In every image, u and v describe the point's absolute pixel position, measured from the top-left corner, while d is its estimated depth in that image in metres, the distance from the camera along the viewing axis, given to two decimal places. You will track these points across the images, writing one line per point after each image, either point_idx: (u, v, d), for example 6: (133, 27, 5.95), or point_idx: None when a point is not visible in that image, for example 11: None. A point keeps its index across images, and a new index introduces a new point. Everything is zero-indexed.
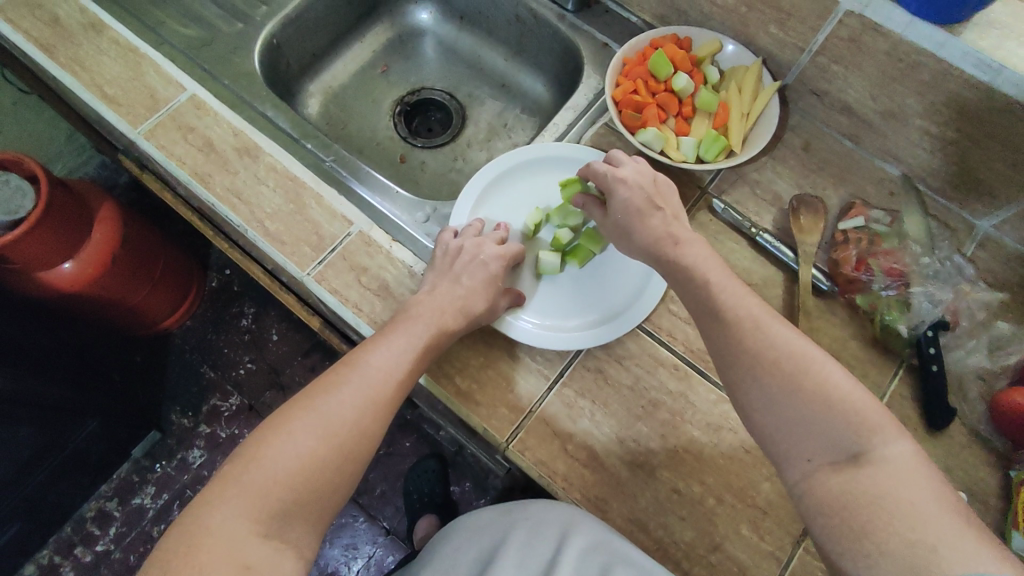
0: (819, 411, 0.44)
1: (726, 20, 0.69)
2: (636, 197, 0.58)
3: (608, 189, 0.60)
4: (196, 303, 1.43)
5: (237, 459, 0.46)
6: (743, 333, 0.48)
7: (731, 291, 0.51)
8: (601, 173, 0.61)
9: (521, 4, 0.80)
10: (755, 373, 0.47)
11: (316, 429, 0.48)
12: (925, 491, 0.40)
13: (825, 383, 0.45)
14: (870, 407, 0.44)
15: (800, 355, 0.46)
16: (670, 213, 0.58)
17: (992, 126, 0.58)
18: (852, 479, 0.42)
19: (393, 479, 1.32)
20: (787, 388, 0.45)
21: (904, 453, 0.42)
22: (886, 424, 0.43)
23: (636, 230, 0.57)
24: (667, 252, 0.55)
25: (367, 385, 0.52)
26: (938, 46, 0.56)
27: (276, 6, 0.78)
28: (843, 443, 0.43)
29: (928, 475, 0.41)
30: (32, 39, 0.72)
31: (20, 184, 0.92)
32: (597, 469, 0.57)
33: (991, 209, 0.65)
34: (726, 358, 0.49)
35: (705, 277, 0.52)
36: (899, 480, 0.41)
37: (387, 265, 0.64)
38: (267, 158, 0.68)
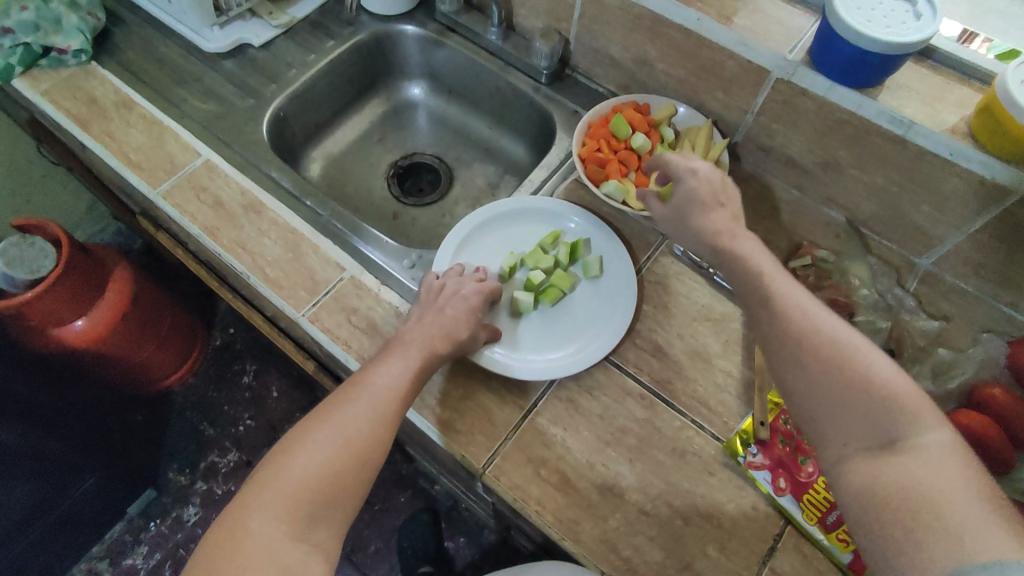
0: (857, 396, 0.48)
1: (679, 88, 0.79)
2: (701, 190, 0.63)
3: (678, 180, 0.65)
4: (200, 361, 1.48)
5: (266, 468, 0.49)
6: (791, 318, 0.52)
7: (783, 280, 0.56)
8: (671, 164, 0.66)
9: (502, 79, 0.91)
10: (801, 354, 0.51)
11: (336, 439, 0.51)
12: (958, 479, 0.43)
13: (866, 370, 0.48)
14: (912, 396, 0.47)
15: (846, 343, 0.50)
16: (729, 209, 0.63)
17: (914, 172, 0.65)
18: (885, 464, 0.45)
19: (387, 535, 1.31)
20: (831, 369, 0.49)
21: (939, 441, 0.45)
22: (925, 414, 0.47)
23: (697, 221, 0.63)
24: (723, 244, 0.60)
25: (377, 399, 0.54)
26: (856, 106, 0.64)
27: (284, 84, 0.88)
28: (880, 430, 0.47)
29: (964, 464, 0.44)
30: (69, 114, 0.81)
31: (45, 246, 1.01)
32: (569, 492, 0.61)
33: (928, 248, 0.71)
34: (774, 345, 0.53)
35: (761, 270, 0.57)
36: (929, 467, 0.44)
37: (375, 306, 0.70)
38: (270, 214, 0.76)
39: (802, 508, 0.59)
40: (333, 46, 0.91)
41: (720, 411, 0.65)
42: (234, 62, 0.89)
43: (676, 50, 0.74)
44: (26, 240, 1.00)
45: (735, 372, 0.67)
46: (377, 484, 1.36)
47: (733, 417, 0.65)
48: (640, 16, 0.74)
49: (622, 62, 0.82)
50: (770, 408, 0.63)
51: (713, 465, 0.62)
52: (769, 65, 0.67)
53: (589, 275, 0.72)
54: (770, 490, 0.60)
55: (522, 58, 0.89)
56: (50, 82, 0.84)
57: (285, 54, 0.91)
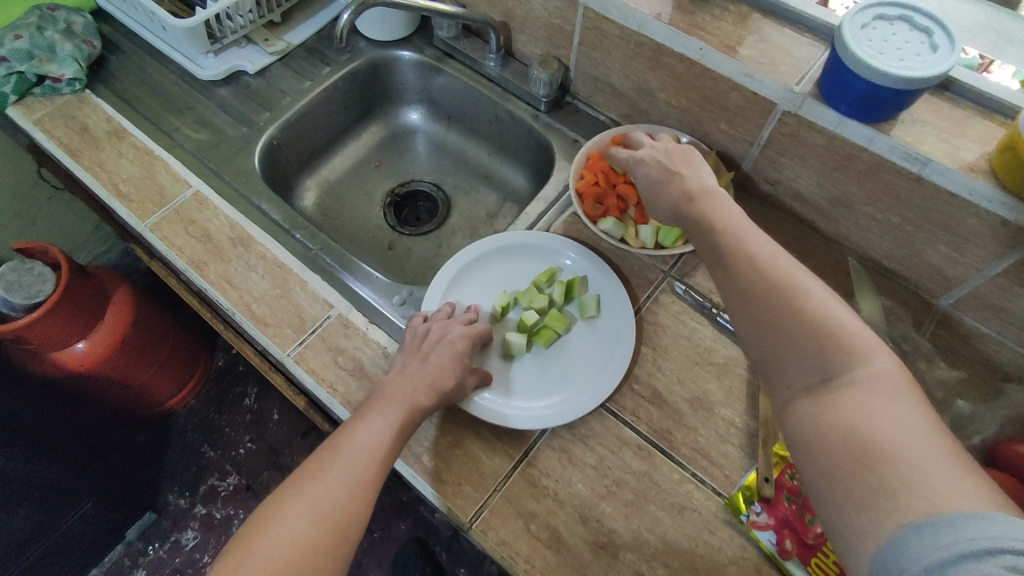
0: (796, 335, 0.44)
1: (681, 118, 0.76)
2: (653, 170, 0.61)
3: (634, 166, 0.64)
4: (202, 383, 1.46)
5: (233, 553, 0.46)
6: (736, 267, 0.49)
7: (740, 228, 0.52)
8: (622, 159, 0.66)
9: (500, 106, 0.89)
10: (745, 301, 0.47)
11: (309, 514, 0.48)
12: (898, 416, 0.39)
13: (804, 303, 0.44)
14: (856, 327, 0.43)
15: (788, 278, 0.46)
16: (693, 172, 0.59)
17: (929, 211, 0.61)
18: (823, 405, 0.41)
19: (387, 565, 1.26)
20: (771, 313, 0.45)
21: (881, 373, 0.41)
22: (867, 344, 0.42)
23: (658, 198, 0.60)
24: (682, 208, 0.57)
25: (352, 466, 0.51)
26: (868, 141, 0.60)
27: (278, 112, 0.87)
28: (820, 366, 0.43)
29: (906, 396, 0.40)
30: (61, 143, 0.80)
31: (44, 270, 0.97)
32: (560, 550, 0.57)
33: (947, 289, 0.67)
34: (726, 295, 0.50)
35: (717, 222, 0.53)
36: (865, 404, 0.40)
37: (363, 346, 0.68)
38: (259, 248, 0.74)
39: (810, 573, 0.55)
40: (329, 72, 0.90)
41: (722, 463, 0.61)
42: (229, 90, 0.88)
43: (678, 79, 0.71)
44: (25, 265, 0.97)
45: (739, 421, 0.63)
46: (377, 511, 1.30)
47: (736, 470, 0.61)
48: (640, 44, 0.71)
49: (623, 91, 0.79)
50: (775, 462, 0.60)
51: (713, 523, 0.58)
52: (775, 98, 0.64)
53: (585, 315, 0.69)
54: (775, 551, 0.56)
55: (520, 86, 0.87)
56: (43, 111, 0.83)
57: (280, 81, 0.89)
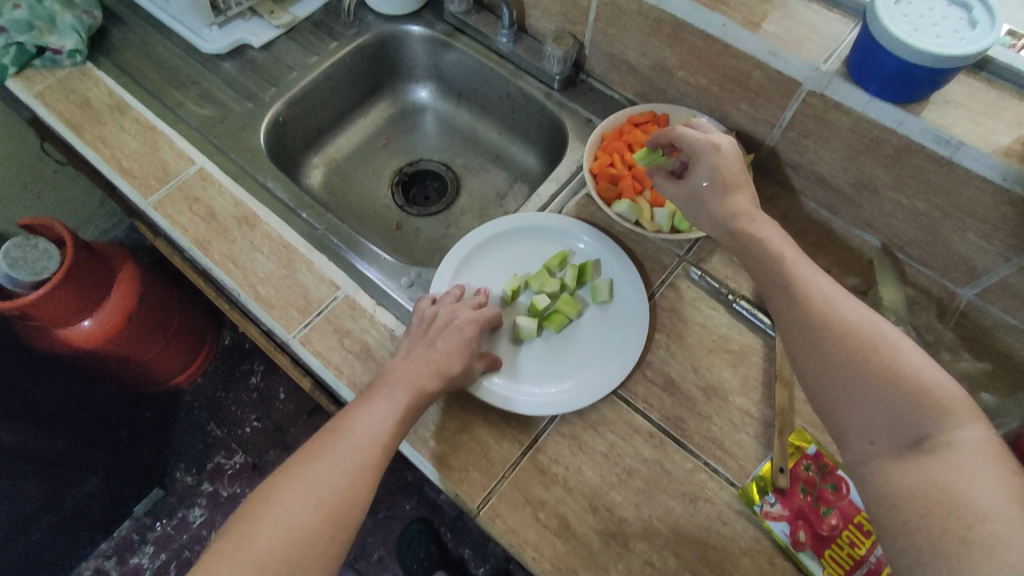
0: (885, 391, 0.44)
1: (700, 98, 0.73)
2: (728, 168, 0.58)
3: (699, 153, 0.59)
4: (208, 360, 1.46)
5: (230, 535, 0.46)
6: (812, 309, 0.49)
7: (803, 266, 0.52)
8: (695, 139, 0.60)
9: (512, 84, 0.86)
10: (821, 344, 0.47)
11: (309, 499, 0.47)
12: (996, 483, 0.38)
13: (895, 359, 0.44)
14: (947, 387, 0.43)
15: (870, 329, 0.46)
16: (749, 191, 0.58)
17: (958, 196, 0.59)
18: (913, 467, 0.41)
19: (392, 544, 1.25)
20: (851, 362, 0.45)
21: (976, 440, 0.40)
22: (958, 407, 0.42)
23: (716, 205, 0.58)
24: (742, 226, 0.56)
25: (354, 451, 0.50)
26: (897, 123, 0.58)
27: (284, 88, 0.84)
28: (908, 426, 0.42)
29: (1003, 465, 0.39)
30: (62, 118, 0.78)
31: (48, 248, 0.95)
32: (569, 538, 0.56)
33: (971, 278, 0.65)
34: (795, 335, 0.49)
35: (777, 251, 0.53)
36: (960, 466, 0.39)
37: (369, 328, 0.66)
38: (264, 227, 0.72)
39: (824, 565, 0.54)
40: (337, 47, 0.88)
41: (736, 453, 0.60)
42: (234, 64, 0.86)
43: (698, 57, 0.69)
44: (30, 242, 0.95)
45: (754, 411, 0.62)
46: (382, 491, 1.30)
47: (751, 460, 0.60)
48: (658, 21, 0.68)
49: (640, 69, 0.76)
50: (791, 452, 0.59)
51: (726, 514, 0.57)
52: (800, 77, 0.62)
53: (598, 300, 0.67)
54: (789, 543, 0.55)
55: (533, 63, 0.84)
56: (44, 83, 0.81)
57: (286, 55, 0.87)
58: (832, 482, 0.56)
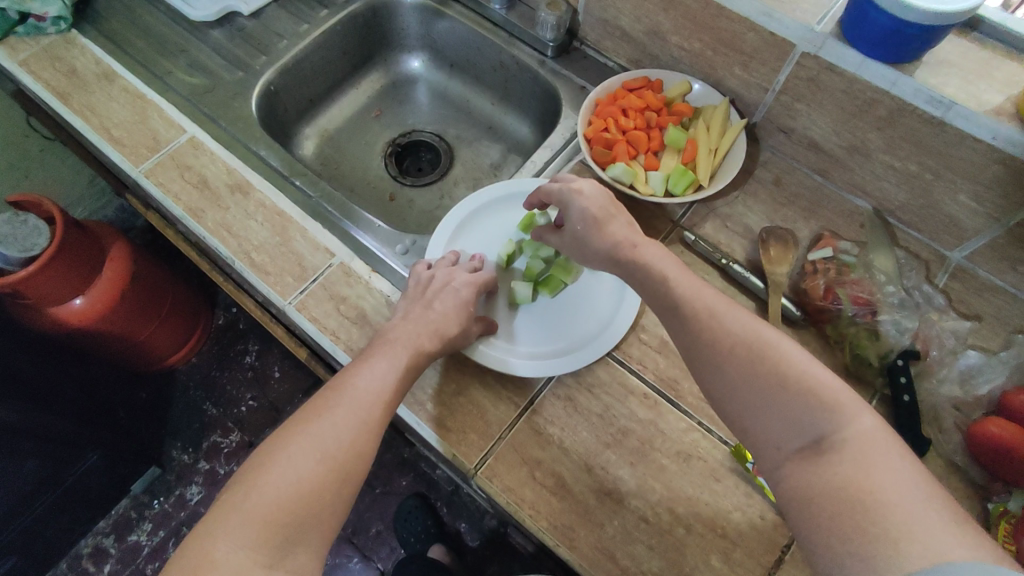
0: (778, 397, 0.43)
1: (694, 63, 0.73)
2: (594, 207, 0.59)
3: (566, 202, 0.61)
4: (202, 340, 1.45)
5: (237, 489, 0.46)
6: (702, 326, 0.48)
7: (689, 283, 0.51)
8: (555, 190, 0.62)
9: (504, 51, 0.86)
10: (716, 360, 0.46)
11: (313, 452, 0.47)
12: (890, 472, 0.38)
13: (783, 363, 0.44)
14: (833, 383, 0.43)
15: (755, 337, 0.46)
16: (625, 219, 0.59)
17: (947, 156, 0.60)
18: (817, 465, 0.41)
19: (389, 518, 1.26)
20: (745, 373, 0.45)
21: (869, 431, 0.40)
22: (847, 401, 0.42)
23: (595, 240, 0.58)
24: (625, 255, 0.55)
25: (358, 406, 0.51)
26: (891, 84, 0.58)
27: (274, 56, 0.83)
28: (808, 427, 0.42)
29: (895, 452, 0.39)
30: (50, 87, 0.77)
31: (38, 223, 0.93)
32: (565, 496, 0.57)
33: (960, 241, 0.66)
34: (688, 355, 0.49)
35: (662, 273, 0.53)
36: (859, 461, 0.39)
37: (365, 294, 0.66)
38: (258, 196, 0.72)
39: None
40: (328, 16, 0.87)
41: None
42: (223, 32, 0.85)
43: (692, 20, 0.68)
44: (19, 218, 0.93)
45: None
46: (379, 467, 1.30)
47: None
48: None
49: (634, 35, 0.76)
50: None
51: (719, 471, 0.58)
52: (795, 38, 0.61)
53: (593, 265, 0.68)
54: (780, 499, 0.56)
55: (526, 30, 0.83)
56: (29, 51, 0.79)
57: (275, 24, 0.86)
58: None
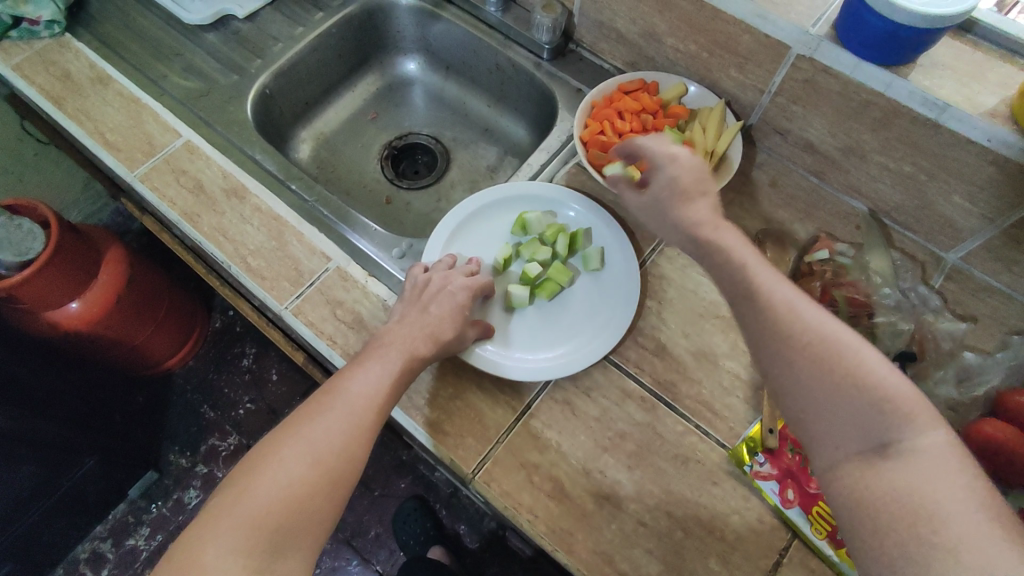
0: (851, 401, 0.41)
1: (690, 65, 0.73)
2: (684, 177, 0.54)
3: (658, 165, 0.55)
4: (199, 343, 1.44)
5: (227, 493, 0.46)
6: (777, 317, 0.44)
7: (771, 274, 0.46)
8: (649, 148, 0.56)
9: (500, 53, 0.85)
10: (786, 353, 0.43)
11: (305, 457, 0.47)
12: (959, 491, 0.37)
13: (860, 368, 0.41)
14: (908, 392, 0.40)
15: (834, 338, 0.42)
16: (712, 199, 0.53)
17: (942, 158, 0.60)
18: (879, 473, 0.39)
19: (388, 521, 1.26)
20: (817, 371, 0.42)
21: (940, 445, 0.38)
22: (921, 412, 0.40)
23: (676, 212, 0.53)
24: (704, 236, 0.51)
25: (350, 410, 0.50)
26: (886, 86, 0.58)
27: (270, 60, 0.83)
28: (873, 433, 0.40)
29: (964, 469, 0.38)
30: (44, 92, 0.76)
31: (32, 227, 0.92)
32: (563, 500, 0.57)
33: (955, 242, 0.67)
34: (757, 344, 0.45)
35: (743, 262, 0.48)
36: (927, 477, 0.37)
37: (362, 299, 0.66)
38: (253, 200, 0.72)
39: (811, 523, 0.54)
40: (323, 18, 0.86)
41: (726, 415, 0.61)
42: (217, 35, 0.85)
43: (687, 23, 0.68)
44: (13, 222, 0.92)
45: (744, 374, 0.63)
46: (378, 469, 1.30)
47: (740, 422, 0.61)
48: None
49: (629, 37, 0.76)
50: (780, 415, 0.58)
51: (716, 474, 0.58)
52: (790, 41, 0.61)
53: (589, 268, 0.68)
54: (778, 501, 0.56)
55: (522, 32, 0.83)
56: (23, 56, 0.79)
57: (270, 27, 0.86)
58: None
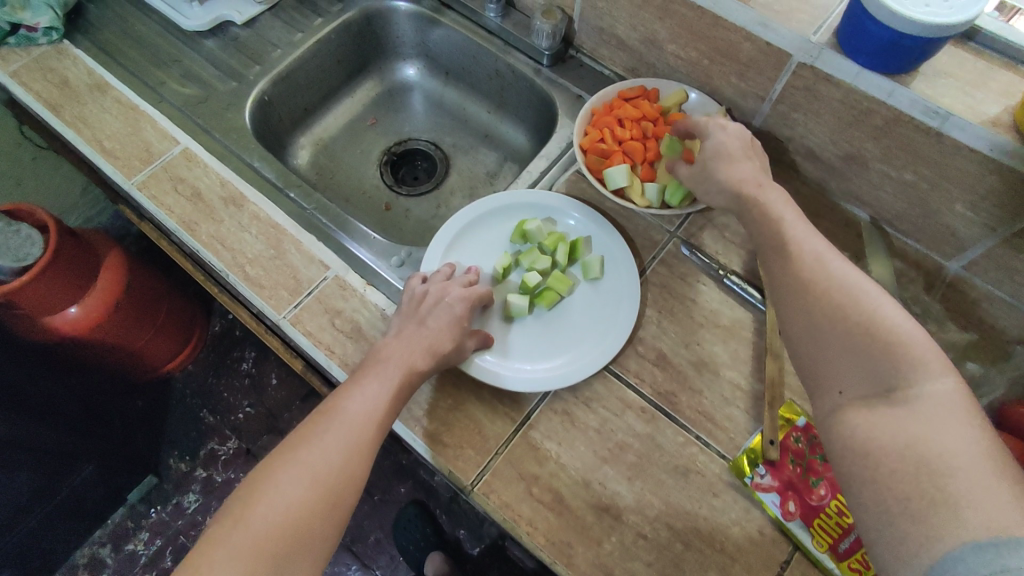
0: (860, 346, 0.43)
1: (690, 72, 0.73)
2: (732, 143, 0.58)
3: (706, 135, 0.60)
4: (199, 348, 1.44)
5: (225, 519, 0.46)
6: (802, 264, 0.48)
7: (804, 228, 0.51)
8: (701, 122, 0.61)
9: (500, 59, 0.85)
10: (803, 298, 0.46)
11: (302, 479, 0.47)
12: (960, 438, 0.37)
13: (871, 318, 0.43)
14: (921, 340, 0.42)
15: (852, 286, 0.45)
16: (756, 163, 0.57)
17: (945, 167, 0.59)
18: (880, 414, 0.41)
19: (388, 526, 1.26)
20: (831, 316, 0.44)
21: (946, 393, 0.39)
22: (933, 360, 0.41)
23: (719, 172, 0.57)
24: (747, 191, 0.55)
25: (347, 430, 0.50)
26: (887, 94, 0.58)
27: (268, 66, 0.83)
28: (880, 378, 0.42)
29: (969, 417, 0.38)
30: (42, 99, 0.76)
31: (30, 234, 0.93)
32: (562, 512, 0.57)
33: (958, 251, 0.66)
34: (780, 291, 0.49)
35: (779, 215, 0.52)
36: (927, 420, 0.39)
37: (360, 308, 0.66)
38: (251, 208, 0.71)
39: (812, 534, 0.54)
40: (322, 24, 0.86)
41: (726, 426, 0.61)
42: (216, 41, 0.85)
43: (688, 30, 0.68)
44: (11, 227, 0.93)
45: (745, 384, 0.62)
46: (377, 474, 1.30)
47: (741, 433, 0.60)
48: None
49: (630, 43, 0.75)
50: (781, 425, 0.59)
51: (717, 485, 0.58)
52: (791, 49, 0.61)
53: (588, 277, 0.67)
54: (778, 514, 0.56)
55: (521, 38, 0.83)
56: (21, 62, 0.79)
57: (269, 33, 0.86)
58: (820, 454, 0.57)
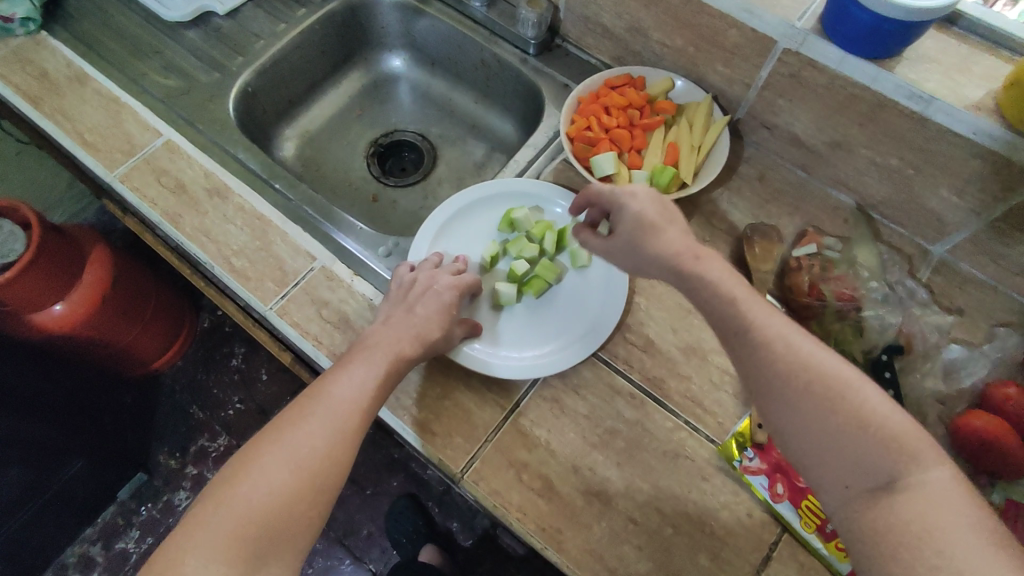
0: (852, 436, 0.40)
1: (676, 60, 0.73)
2: (648, 210, 0.55)
3: (618, 205, 0.57)
4: (187, 344, 1.43)
5: (208, 501, 0.45)
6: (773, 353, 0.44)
7: (759, 308, 0.46)
8: (606, 192, 0.58)
9: (486, 49, 0.85)
10: (785, 389, 0.43)
11: (288, 462, 0.47)
12: (963, 525, 0.36)
13: (856, 404, 0.41)
14: (907, 427, 0.40)
15: (834, 378, 0.42)
16: (681, 227, 0.54)
17: (930, 152, 0.60)
18: (888, 509, 0.38)
19: (379, 519, 1.26)
20: (815, 407, 0.41)
21: (940, 482, 0.38)
22: (925, 448, 0.39)
23: (648, 244, 0.53)
24: (686, 266, 0.50)
25: (333, 416, 0.50)
26: (871, 79, 0.58)
27: (252, 57, 0.82)
28: (876, 468, 0.39)
29: (967, 503, 0.37)
30: (21, 91, 0.75)
31: (13, 229, 0.91)
32: (552, 499, 0.57)
33: (942, 235, 0.67)
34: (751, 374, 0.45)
35: (730, 294, 0.48)
36: (936, 512, 0.37)
37: (347, 298, 0.65)
38: (236, 199, 0.71)
39: (800, 515, 0.54)
40: (306, 14, 0.85)
41: (714, 411, 0.61)
42: (198, 32, 0.84)
43: (674, 17, 0.68)
44: None
45: (732, 369, 0.63)
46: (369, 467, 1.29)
47: (729, 417, 0.61)
48: None
49: (615, 31, 0.75)
50: None
51: (706, 470, 0.58)
52: (775, 34, 0.61)
53: (577, 265, 0.67)
54: (767, 496, 0.56)
55: (508, 27, 0.83)
56: None
57: (252, 24, 0.85)
58: None
